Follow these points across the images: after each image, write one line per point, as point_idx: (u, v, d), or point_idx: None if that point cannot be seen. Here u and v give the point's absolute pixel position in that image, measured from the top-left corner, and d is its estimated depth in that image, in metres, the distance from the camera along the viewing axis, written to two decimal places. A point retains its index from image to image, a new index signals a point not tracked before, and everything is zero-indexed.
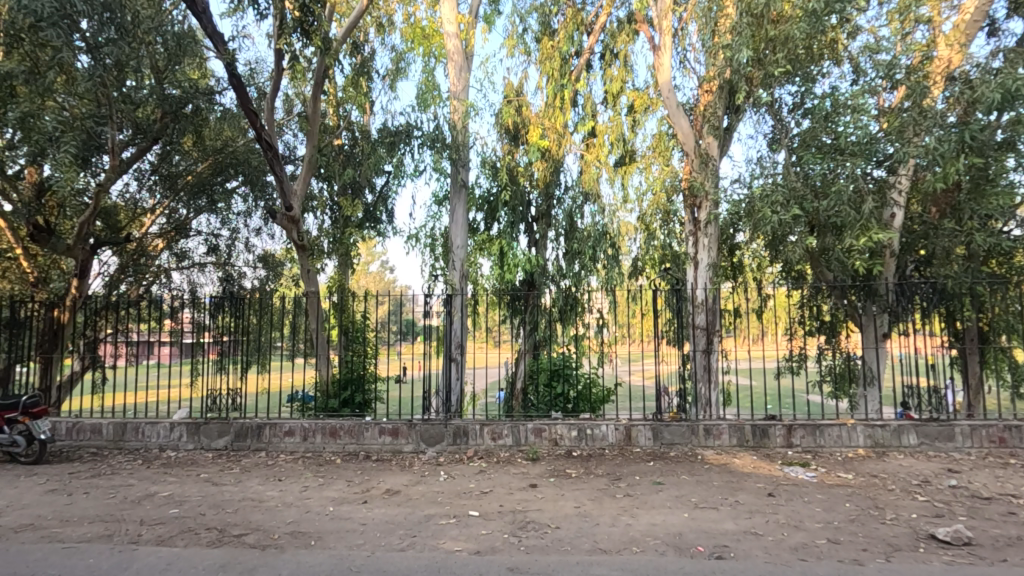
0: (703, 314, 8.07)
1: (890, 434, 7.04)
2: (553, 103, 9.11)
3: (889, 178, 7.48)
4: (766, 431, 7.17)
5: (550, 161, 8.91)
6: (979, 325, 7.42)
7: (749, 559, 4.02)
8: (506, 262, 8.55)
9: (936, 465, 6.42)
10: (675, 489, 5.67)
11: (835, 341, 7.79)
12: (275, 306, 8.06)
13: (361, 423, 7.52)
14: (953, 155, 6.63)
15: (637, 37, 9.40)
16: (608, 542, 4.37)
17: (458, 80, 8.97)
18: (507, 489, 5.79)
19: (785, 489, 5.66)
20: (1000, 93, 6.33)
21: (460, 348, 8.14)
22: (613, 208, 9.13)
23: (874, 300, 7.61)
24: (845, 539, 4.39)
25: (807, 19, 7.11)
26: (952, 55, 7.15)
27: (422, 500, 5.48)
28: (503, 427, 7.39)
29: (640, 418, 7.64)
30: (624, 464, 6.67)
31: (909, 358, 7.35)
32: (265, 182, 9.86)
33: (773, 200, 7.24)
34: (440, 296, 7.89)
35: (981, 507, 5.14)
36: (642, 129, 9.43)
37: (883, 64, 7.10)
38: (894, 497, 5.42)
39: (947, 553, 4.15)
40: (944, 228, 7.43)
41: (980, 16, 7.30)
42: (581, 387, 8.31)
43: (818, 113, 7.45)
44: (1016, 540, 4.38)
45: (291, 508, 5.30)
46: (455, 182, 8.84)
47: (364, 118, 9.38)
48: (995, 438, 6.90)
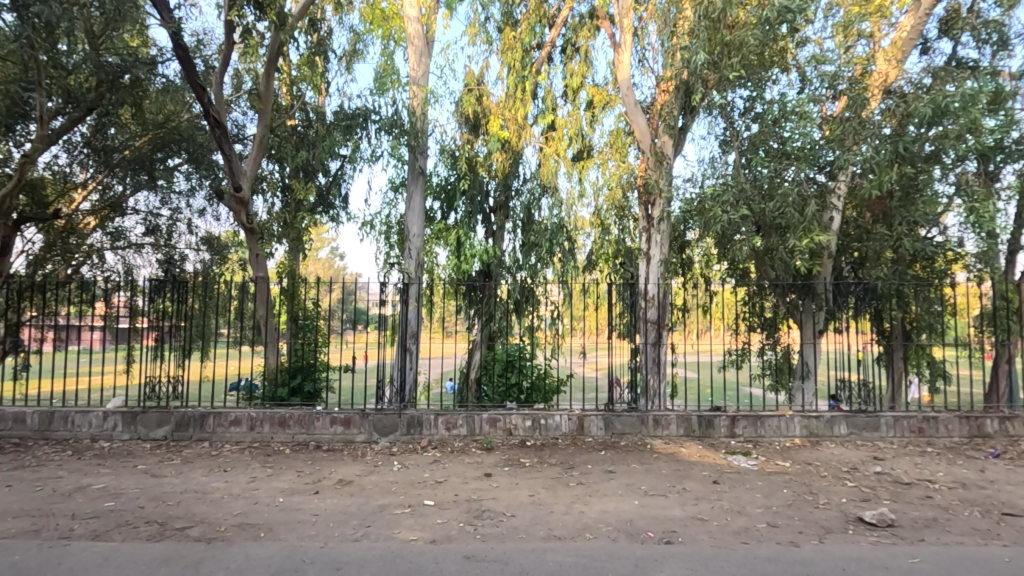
0: (655, 308, 8.30)
1: (823, 424, 7.49)
2: (513, 94, 9.06)
3: (830, 183, 7.85)
4: (711, 422, 7.47)
5: (510, 152, 8.91)
6: (905, 323, 8.00)
7: (696, 543, 4.20)
8: (463, 252, 8.56)
9: (863, 453, 6.88)
10: (626, 477, 5.84)
11: (775, 336, 8.28)
12: (221, 292, 7.74)
13: (311, 412, 7.31)
14: (886, 164, 7.16)
15: (598, 33, 9.54)
16: (563, 529, 4.46)
17: (419, 65, 8.80)
18: (461, 478, 5.79)
19: (728, 476, 5.94)
20: (931, 108, 6.82)
21: (415, 338, 8.09)
22: (570, 202, 9.16)
23: (813, 298, 8.10)
24: (783, 523, 4.65)
25: (760, 27, 7.50)
26: (888, 70, 7.65)
27: (376, 490, 5.42)
28: (457, 417, 7.39)
29: (592, 409, 7.81)
30: (577, 453, 6.81)
31: (841, 352, 7.95)
32: (212, 161, 9.40)
33: (723, 200, 7.58)
34: (395, 285, 7.85)
35: (903, 491, 5.56)
36: (600, 125, 9.56)
37: (828, 75, 7.50)
38: (826, 483, 5.78)
39: (872, 534, 4.48)
40: (877, 233, 7.95)
41: (915, 35, 7.89)
42: (534, 378, 8.44)
43: (767, 119, 7.90)
44: (932, 521, 4.77)
45: (238, 500, 5.12)
46: (412, 170, 8.67)
47: (319, 99, 9.07)
48: (915, 428, 7.46)
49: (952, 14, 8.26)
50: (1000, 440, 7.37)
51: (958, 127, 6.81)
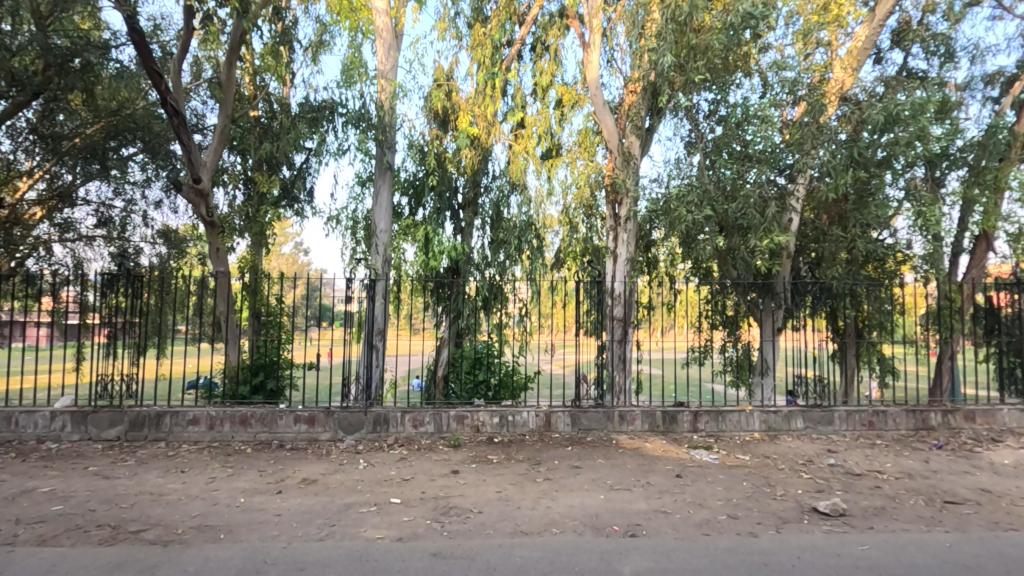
0: (622, 306, 8.48)
1: (781, 419, 7.76)
2: (483, 90, 9.01)
3: (789, 186, 8.09)
4: (675, 417, 7.65)
5: (479, 149, 8.89)
6: (858, 322, 8.40)
7: (660, 536, 4.30)
8: (431, 248, 8.46)
9: (818, 446, 7.16)
10: (592, 472, 5.92)
11: (737, 334, 8.40)
12: (178, 288, 7.43)
13: (274, 410, 7.15)
14: (842, 168, 7.45)
15: (568, 32, 9.60)
16: (530, 524, 4.49)
17: (387, 58, 8.68)
18: (428, 475, 5.76)
19: (691, 470, 6.09)
20: (884, 116, 7.12)
21: (382, 335, 8.01)
22: (539, 200, 9.21)
23: (772, 297, 8.42)
24: (742, 514, 4.80)
25: (725, 31, 7.68)
26: (845, 77, 7.91)
27: (341, 489, 5.34)
28: (424, 415, 7.35)
29: (559, 405, 7.87)
30: (544, 449, 6.86)
31: (798, 350, 8.17)
32: (170, 151, 8.97)
33: (688, 201, 7.74)
34: (362, 281, 7.72)
35: (854, 482, 5.82)
36: (568, 124, 9.62)
37: (788, 81, 7.76)
38: (783, 475, 5.99)
39: (826, 523, 4.67)
40: (832, 234, 8.31)
41: (869, 45, 8.24)
42: (501, 375, 8.47)
43: (730, 121, 8.13)
44: (880, 510, 5.01)
45: (196, 501, 4.96)
46: (379, 164, 8.57)
47: (284, 90, 8.85)
48: (866, 422, 7.79)
49: (904, 26, 8.61)
50: (943, 432, 7.77)
51: (908, 134, 7.12)
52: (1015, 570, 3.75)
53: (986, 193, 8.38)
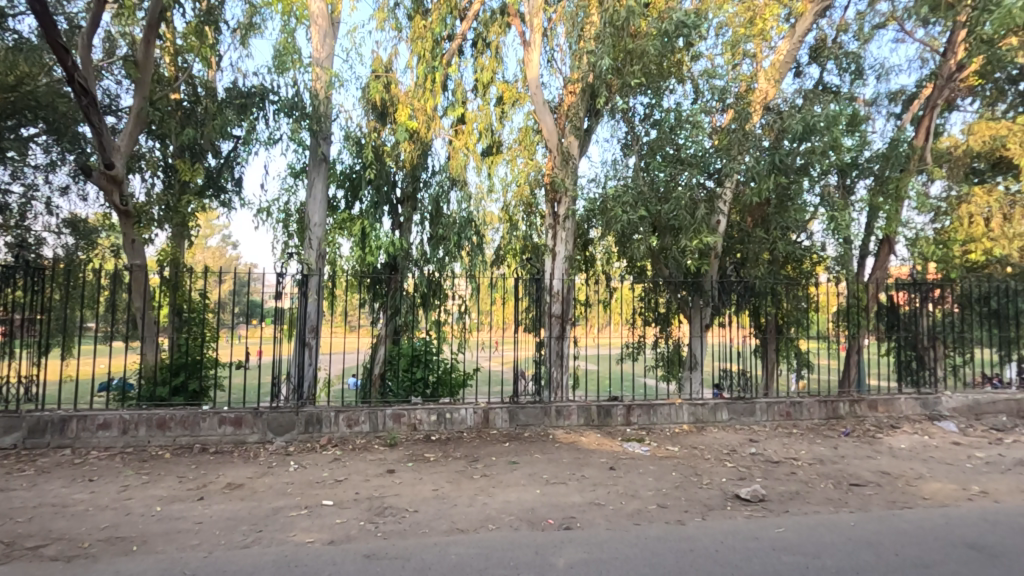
0: (560, 303, 8.64)
1: (708, 411, 8.15)
2: (423, 85, 8.88)
3: (717, 189, 8.49)
4: (609, 411, 7.86)
5: (418, 143, 8.76)
6: (777, 319, 8.93)
7: (593, 527, 4.40)
8: (368, 244, 8.25)
9: (741, 436, 7.57)
10: (529, 467, 5.99)
11: (668, 330, 8.91)
12: (87, 281, 6.81)
13: (197, 413, 6.74)
14: (765, 173, 7.91)
15: (509, 30, 9.62)
16: (466, 521, 4.48)
17: (323, 46, 8.38)
18: (362, 476, 5.62)
19: (624, 462, 6.28)
20: (802, 126, 7.63)
21: (314, 333, 7.76)
22: (479, 197, 9.18)
23: (701, 295, 8.73)
24: (671, 503, 5.01)
25: (660, 38, 7.97)
26: (768, 89, 8.42)
27: (269, 492, 5.11)
28: (359, 413, 7.17)
29: (497, 402, 7.91)
30: (481, 445, 6.87)
31: (725, 345, 8.61)
32: (78, 133, 8.29)
33: (623, 202, 8.02)
34: (294, 276, 7.42)
35: (772, 469, 6.20)
36: (509, 122, 9.65)
37: (718, 89, 8.17)
38: (709, 464, 6.30)
39: (746, 509, 4.95)
40: (756, 237, 8.86)
41: (789, 59, 8.78)
42: (440, 372, 8.38)
43: (664, 126, 8.48)
44: (795, 494, 5.37)
45: (106, 512, 4.61)
46: (314, 156, 8.26)
47: (209, 73, 8.34)
48: (783, 413, 8.33)
49: (820, 43, 9.24)
50: (850, 420, 8.43)
51: (823, 144, 7.68)
52: (908, 545, 4.11)
53: (889, 201, 9.14)
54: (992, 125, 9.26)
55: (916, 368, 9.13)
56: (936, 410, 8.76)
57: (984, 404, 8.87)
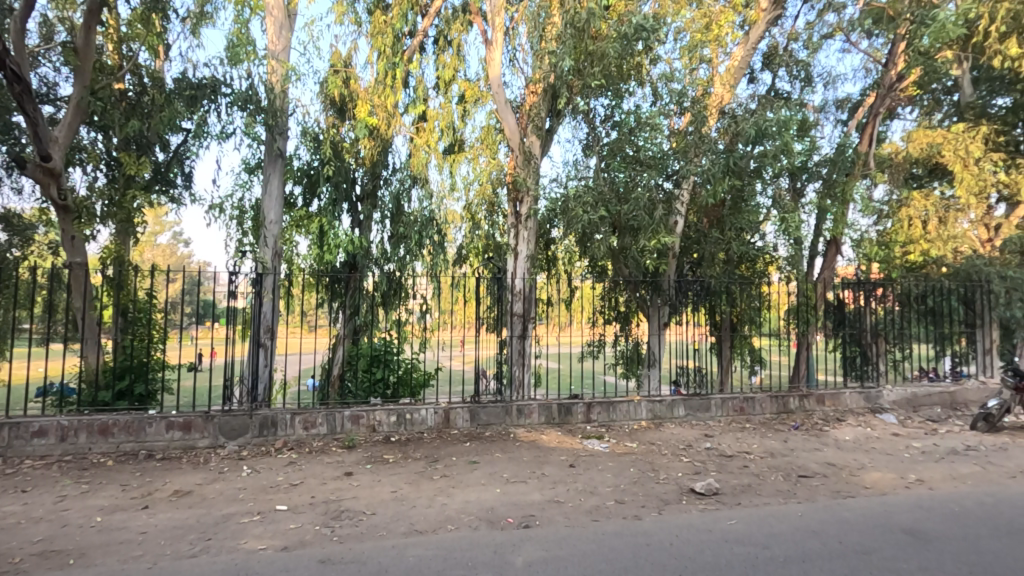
0: (521, 302, 8.62)
1: (665, 407, 8.33)
2: (383, 81, 8.72)
3: (675, 191, 8.63)
4: (570, 409, 7.94)
5: (378, 140, 8.62)
6: (732, 317, 9.09)
7: (552, 525, 4.44)
8: (326, 242, 8.02)
9: (697, 432, 7.77)
10: (489, 467, 5.99)
11: (628, 329, 9.10)
12: (21, 280, 6.61)
13: (142, 417, 6.45)
14: (720, 175, 8.13)
15: (470, 28, 9.60)
16: (424, 523, 4.44)
17: (279, 38, 8.14)
18: (319, 479, 5.50)
19: (583, 459, 6.35)
20: (755, 130, 7.88)
21: (270, 333, 7.53)
22: (440, 195, 9.11)
23: (659, 294, 8.94)
24: (629, 498, 5.10)
25: (620, 40, 8.11)
26: (723, 93, 8.66)
27: (219, 499, 4.94)
28: (316, 416, 7.00)
29: (458, 401, 7.88)
30: (442, 446, 6.82)
31: (681, 343, 8.78)
32: (12, 124, 7.76)
33: (584, 202, 8.11)
34: (247, 275, 7.18)
35: (726, 462, 6.39)
36: (471, 120, 9.60)
37: (675, 92, 8.36)
38: (666, 460, 6.44)
39: (701, 502, 5.08)
40: (712, 237, 9.12)
41: (744, 64, 9.04)
42: (400, 372, 8.26)
43: (624, 128, 8.63)
44: (747, 487, 5.55)
45: (41, 524, 4.36)
46: (269, 151, 8.02)
47: (156, 62, 7.97)
48: (737, 408, 8.59)
49: (773, 50, 9.57)
50: (799, 414, 8.77)
51: (775, 148, 7.97)
52: (851, 533, 4.31)
53: (836, 204, 9.56)
54: (928, 134, 9.79)
55: (860, 364, 9.50)
56: (877, 403, 9.22)
57: (920, 396, 9.43)
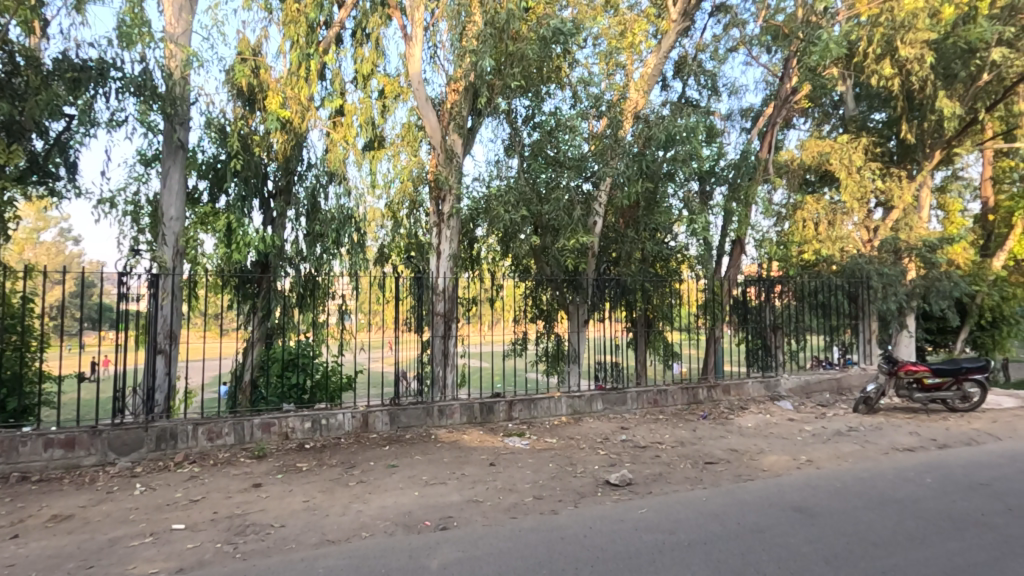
0: (444, 302, 8.54)
1: (584, 402, 8.57)
2: (297, 72, 8.39)
3: (595, 192, 8.82)
4: (491, 408, 7.98)
5: (291, 134, 8.19)
6: (646, 315, 9.54)
7: (470, 525, 4.43)
8: (233, 240, 7.49)
9: (614, 424, 8.06)
10: (408, 470, 5.89)
11: (551, 326, 9.32)
12: None
13: (14, 436, 5.77)
14: (635, 178, 8.47)
15: (389, 22, 9.38)
16: (337, 532, 4.29)
17: (178, 21, 7.55)
18: (223, 493, 5.17)
19: (503, 457, 6.41)
20: (664, 135, 8.30)
21: (169, 339, 7.01)
22: (360, 193, 8.83)
23: (579, 293, 9.15)
24: (546, 494, 5.19)
25: (538, 43, 8.28)
26: (638, 99, 9.05)
27: (106, 522, 4.52)
28: (222, 425, 6.59)
29: (377, 404, 7.68)
30: (360, 450, 6.63)
31: (602, 339, 9.07)
32: None
33: (505, 202, 8.21)
34: (144, 275, 6.59)
35: (639, 453, 6.68)
36: (391, 117, 9.38)
37: (593, 96, 8.66)
38: (584, 453, 6.62)
39: (615, 493, 5.27)
40: (629, 237, 9.49)
41: (656, 72, 9.47)
42: (318, 375, 7.98)
43: (544, 129, 8.80)
44: (658, 476, 5.82)
45: None
46: (169, 143, 7.45)
47: (30, 40, 7.14)
48: (651, 400, 9.00)
49: (683, 60, 10.10)
50: (707, 404, 9.32)
51: (685, 152, 8.44)
52: (749, 513, 4.62)
53: (740, 207, 10.24)
54: (819, 143, 10.73)
55: (762, 355, 10.22)
56: (776, 391, 9.99)
57: (812, 383, 10.30)
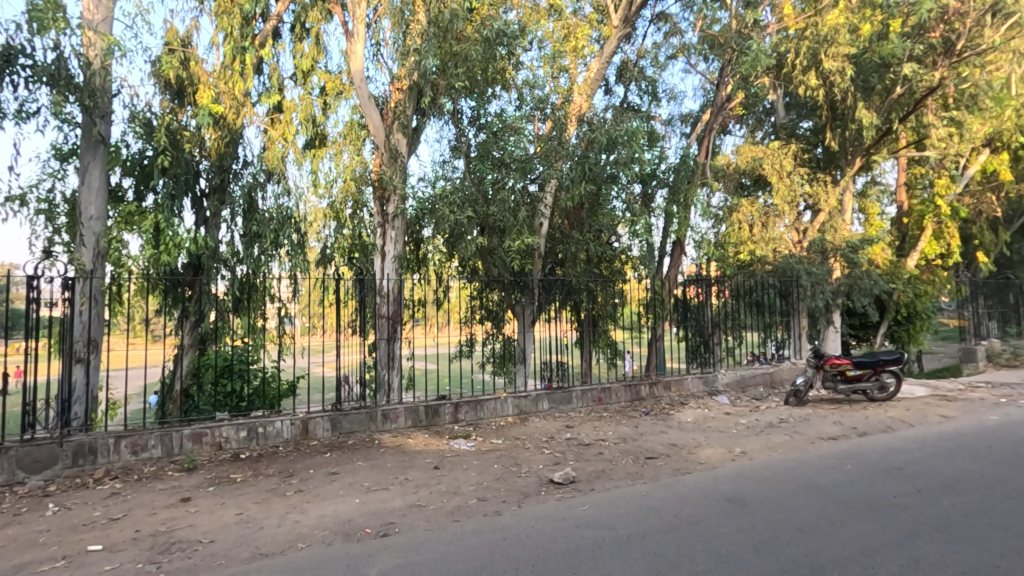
0: (390, 303, 8.29)
1: (530, 402, 8.63)
2: (231, 66, 8.04)
3: (540, 194, 8.96)
4: (437, 411, 7.92)
5: (224, 130, 7.84)
6: (593, 315, 9.66)
7: (411, 530, 4.37)
8: (162, 241, 6.87)
9: (559, 423, 8.16)
10: (350, 476, 5.74)
11: (498, 327, 9.22)
12: None
13: None
14: (579, 180, 8.62)
15: (330, 18, 9.12)
16: (272, 544, 4.13)
17: (96, 7, 7.04)
18: (148, 509, 4.88)
19: (448, 460, 6.36)
20: (606, 138, 8.47)
21: (91, 346, 6.50)
22: (301, 192, 8.56)
23: (526, 292, 9.23)
24: (491, 495, 5.19)
25: (482, 44, 8.25)
26: (582, 103, 9.20)
27: (12, 546, 4.17)
28: (148, 438, 6.22)
29: (318, 410, 7.45)
30: (299, 458, 6.42)
31: (549, 339, 9.12)
32: None
33: (451, 202, 8.13)
34: (59, 279, 6.12)
35: (583, 451, 6.78)
36: (333, 115, 9.15)
37: (537, 99, 8.79)
38: (529, 453, 6.66)
39: (558, 492, 5.33)
40: (574, 237, 9.60)
41: (599, 76, 9.65)
42: (256, 383, 7.61)
43: (490, 130, 8.77)
44: (600, 472, 5.93)
45: None
46: (87, 136, 6.92)
47: None
48: (596, 398, 9.19)
49: (625, 65, 10.33)
50: (649, 401, 9.59)
51: (627, 155, 8.61)
52: (685, 506, 4.78)
53: (680, 209, 10.61)
54: (753, 149, 11.27)
55: (703, 351, 10.69)
56: (714, 386, 10.39)
57: (748, 378, 10.78)
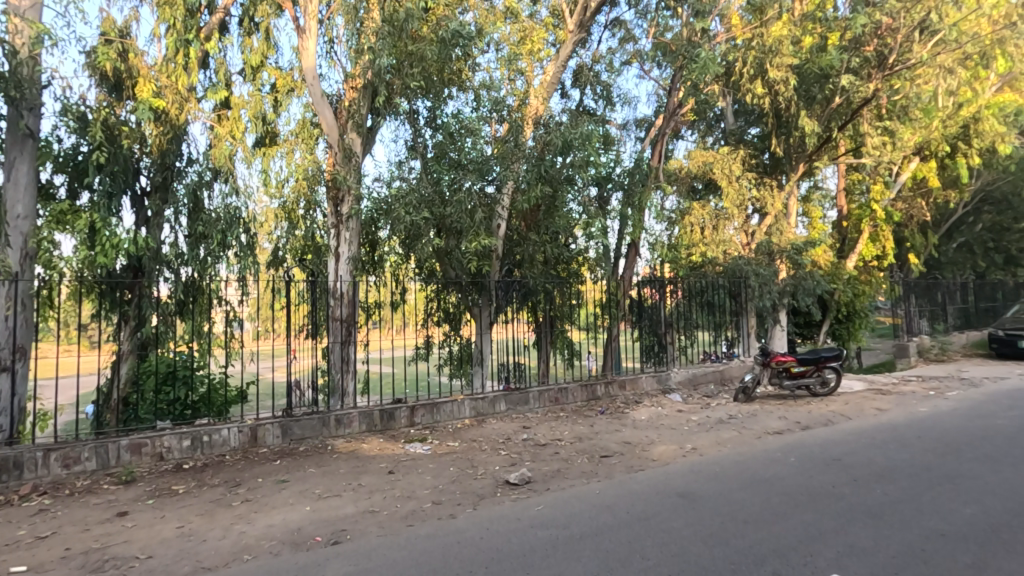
0: (344, 306, 8.15)
1: (488, 403, 8.62)
2: (174, 60, 7.78)
3: (497, 196, 8.85)
4: (392, 414, 7.81)
5: (167, 126, 7.49)
6: (551, 317, 9.73)
7: (363, 537, 4.28)
8: (98, 241, 6.53)
9: (516, 424, 8.18)
10: (300, 484, 5.58)
11: (456, 330, 9.22)
12: None
13: None
14: (535, 182, 8.68)
15: (280, 13, 8.85)
16: (215, 557, 3.97)
17: None
18: (79, 525, 4.61)
19: (403, 464, 6.27)
20: (562, 141, 8.54)
21: (18, 354, 6.18)
22: (250, 192, 8.26)
23: (484, 293, 9.22)
24: (445, 498, 5.15)
25: (437, 44, 8.19)
26: (538, 105, 9.26)
27: None
28: (80, 450, 5.88)
29: (267, 416, 7.22)
30: (247, 467, 6.19)
31: (509, 340, 9.35)
32: None
33: (407, 202, 8.02)
34: None
35: (539, 451, 6.82)
36: (285, 112, 8.90)
37: (494, 100, 8.80)
38: (485, 455, 6.65)
39: (513, 493, 5.34)
40: (531, 239, 9.68)
41: (555, 80, 9.74)
42: (200, 391, 7.50)
43: (446, 131, 8.79)
44: (556, 472, 5.97)
45: None
46: (12, 129, 6.48)
47: None
48: (553, 399, 9.26)
49: (580, 69, 10.46)
50: (605, 400, 9.74)
51: (582, 157, 8.75)
52: (638, 502, 4.87)
53: (634, 211, 10.83)
54: (705, 154, 11.60)
55: (657, 351, 11.06)
56: (667, 384, 10.67)
57: (699, 376, 11.11)
